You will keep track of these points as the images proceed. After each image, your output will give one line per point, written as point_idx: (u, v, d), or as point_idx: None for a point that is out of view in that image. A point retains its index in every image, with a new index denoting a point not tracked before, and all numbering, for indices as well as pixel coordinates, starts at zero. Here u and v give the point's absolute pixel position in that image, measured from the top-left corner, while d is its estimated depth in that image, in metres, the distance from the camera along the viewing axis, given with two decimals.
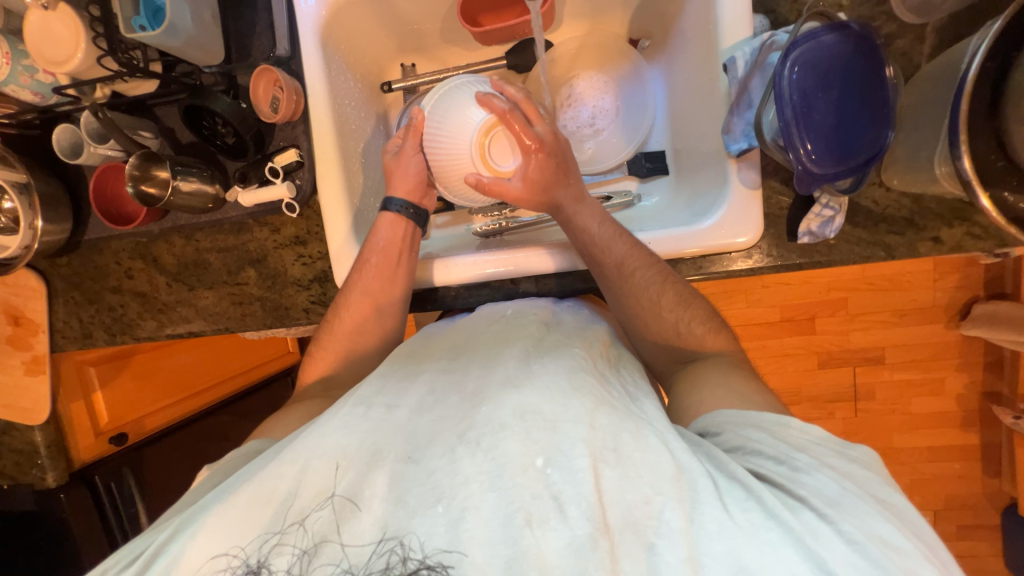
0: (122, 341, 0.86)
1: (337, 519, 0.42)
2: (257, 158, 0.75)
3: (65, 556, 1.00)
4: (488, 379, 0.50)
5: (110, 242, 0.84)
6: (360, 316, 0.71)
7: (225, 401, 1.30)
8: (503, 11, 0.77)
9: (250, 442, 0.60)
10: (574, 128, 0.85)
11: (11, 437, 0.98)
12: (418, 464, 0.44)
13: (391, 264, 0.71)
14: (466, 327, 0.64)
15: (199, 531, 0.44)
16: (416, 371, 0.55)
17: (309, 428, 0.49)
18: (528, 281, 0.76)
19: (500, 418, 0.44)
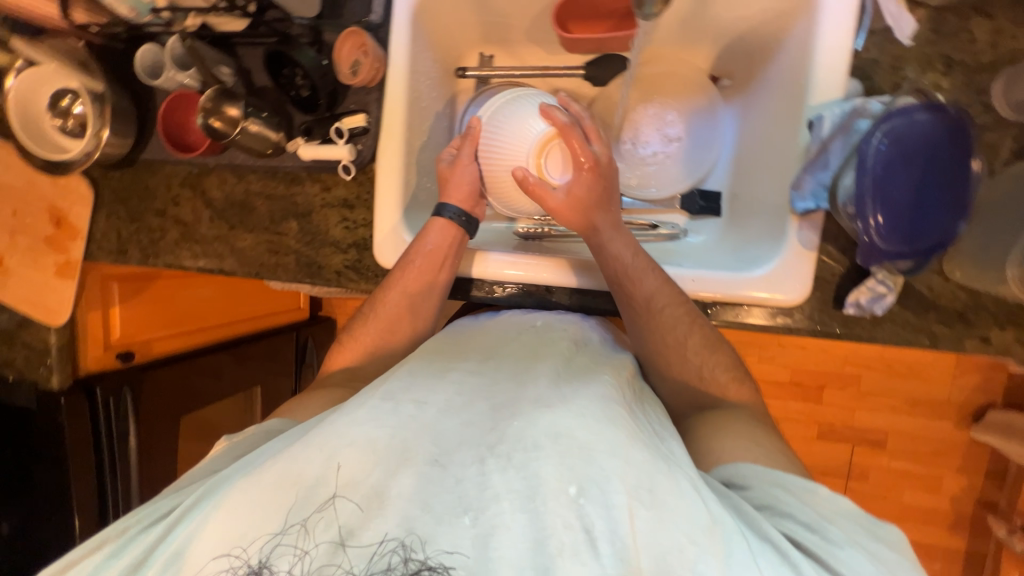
0: (154, 264, 0.87)
1: (347, 520, 0.43)
2: (325, 116, 0.76)
3: (50, 461, 1.01)
4: (522, 394, 0.50)
5: (166, 167, 0.85)
6: (393, 313, 0.72)
7: (224, 343, 1.33)
8: (595, 24, 0.77)
9: (272, 421, 0.63)
10: (635, 155, 0.85)
11: (27, 332, 1.00)
12: (444, 468, 0.44)
13: (432, 268, 0.71)
14: (496, 333, 0.64)
15: (207, 514, 0.45)
16: (449, 365, 0.55)
17: (336, 414, 0.49)
18: (562, 291, 0.74)
19: (533, 437, 0.44)
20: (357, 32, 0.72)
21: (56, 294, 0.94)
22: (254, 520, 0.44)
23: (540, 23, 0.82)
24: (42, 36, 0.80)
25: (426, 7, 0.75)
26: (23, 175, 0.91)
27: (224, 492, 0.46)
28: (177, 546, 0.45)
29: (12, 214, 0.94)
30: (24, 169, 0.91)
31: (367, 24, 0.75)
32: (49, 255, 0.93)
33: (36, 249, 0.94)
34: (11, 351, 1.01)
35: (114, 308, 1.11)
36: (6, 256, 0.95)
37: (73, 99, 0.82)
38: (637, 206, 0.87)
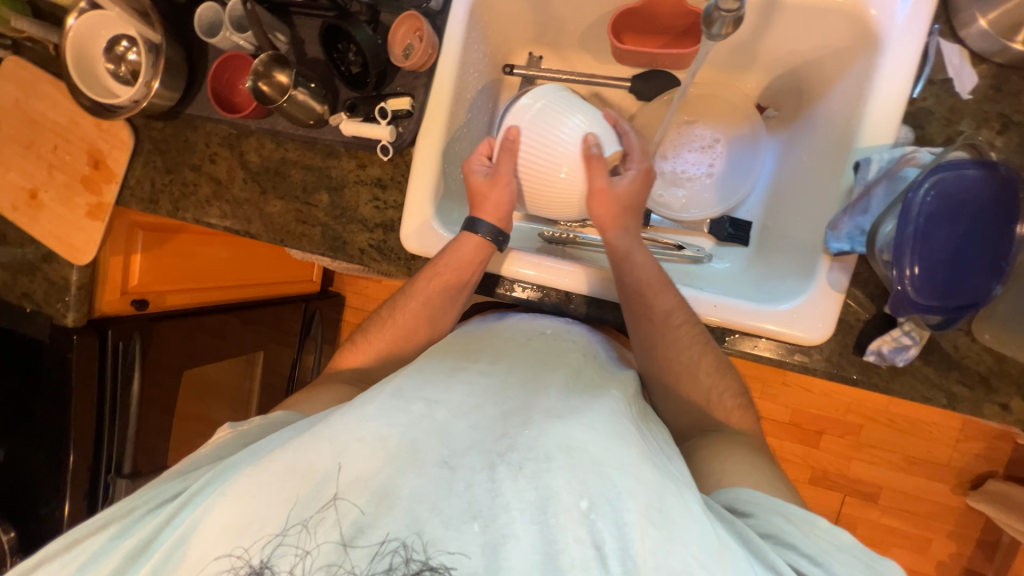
0: (181, 218, 0.88)
1: (351, 519, 0.44)
2: (371, 95, 0.76)
3: (54, 396, 1.02)
4: (533, 404, 0.51)
5: (208, 125, 0.87)
6: (413, 322, 0.72)
7: (231, 305, 1.36)
8: (647, 38, 0.77)
9: (280, 411, 0.65)
10: (675, 170, 0.86)
11: (49, 267, 1.01)
12: (453, 471, 0.45)
13: (458, 284, 0.71)
14: (508, 339, 0.64)
15: (208, 503, 0.47)
16: (457, 367, 0.57)
17: (342, 410, 0.50)
18: (580, 300, 0.74)
19: (545, 447, 0.45)
20: (418, 16, 0.73)
21: (83, 232, 0.96)
22: (254, 514, 0.45)
23: (594, 31, 0.82)
24: None
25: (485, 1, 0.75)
26: (69, 114, 0.93)
27: (226, 483, 0.48)
28: (177, 535, 0.47)
29: (53, 150, 0.95)
30: (70, 107, 0.93)
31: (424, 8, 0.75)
32: (82, 195, 0.95)
33: (71, 187, 0.95)
34: (30, 283, 1.02)
35: (135, 254, 1.12)
36: (41, 190, 0.97)
37: (129, 47, 0.84)
38: (665, 225, 0.85)
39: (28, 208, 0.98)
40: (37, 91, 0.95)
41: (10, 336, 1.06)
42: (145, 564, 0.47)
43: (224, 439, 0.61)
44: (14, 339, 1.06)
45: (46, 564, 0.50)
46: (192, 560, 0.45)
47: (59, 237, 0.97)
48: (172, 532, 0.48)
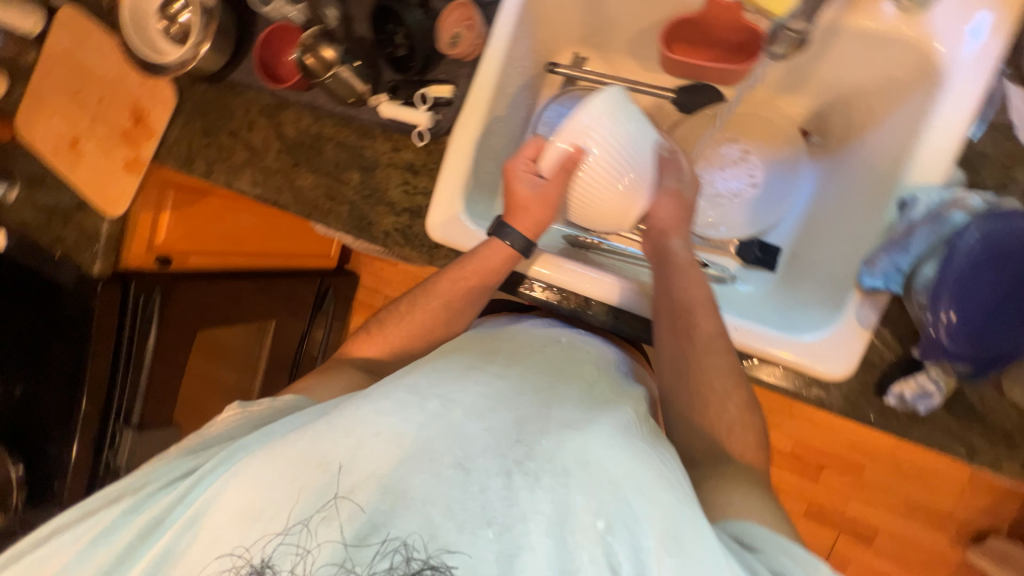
0: (214, 181, 0.90)
1: (358, 514, 0.44)
2: (414, 79, 0.76)
3: (73, 341, 1.05)
4: (549, 414, 0.50)
5: (250, 92, 0.88)
6: (430, 323, 0.72)
7: (251, 273, 1.39)
8: (700, 49, 0.74)
9: (286, 395, 0.65)
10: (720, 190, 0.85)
11: (82, 215, 1.04)
12: (467, 473, 0.45)
13: (478, 289, 0.71)
14: (524, 345, 0.63)
15: (222, 483, 0.49)
16: (471, 367, 0.56)
17: (359, 401, 0.51)
18: (600, 307, 0.73)
19: (562, 461, 0.45)
20: (469, 5, 0.72)
21: (118, 185, 0.98)
22: (266, 502, 0.47)
23: (643, 38, 0.81)
24: None
25: None
26: (117, 67, 0.95)
27: (239, 465, 0.49)
28: (191, 511, 0.49)
29: (99, 101, 0.97)
30: (119, 61, 0.94)
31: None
32: (122, 148, 0.96)
33: (112, 139, 0.97)
34: (61, 228, 1.05)
35: (164, 213, 1.13)
36: (83, 139, 0.99)
37: (183, 8, 0.85)
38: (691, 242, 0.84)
39: (68, 155, 1.00)
40: (89, 42, 0.97)
41: (37, 278, 1.09)
42: (158, 539, 0.50)
43: (232, 419, 0.62)
44: (40, 281, 1.08)
45: (62, 530, 0.53)
46: (201, 544, 0.47)
47: (94, 187, 0.99)
48: (185, 511, 0.50)
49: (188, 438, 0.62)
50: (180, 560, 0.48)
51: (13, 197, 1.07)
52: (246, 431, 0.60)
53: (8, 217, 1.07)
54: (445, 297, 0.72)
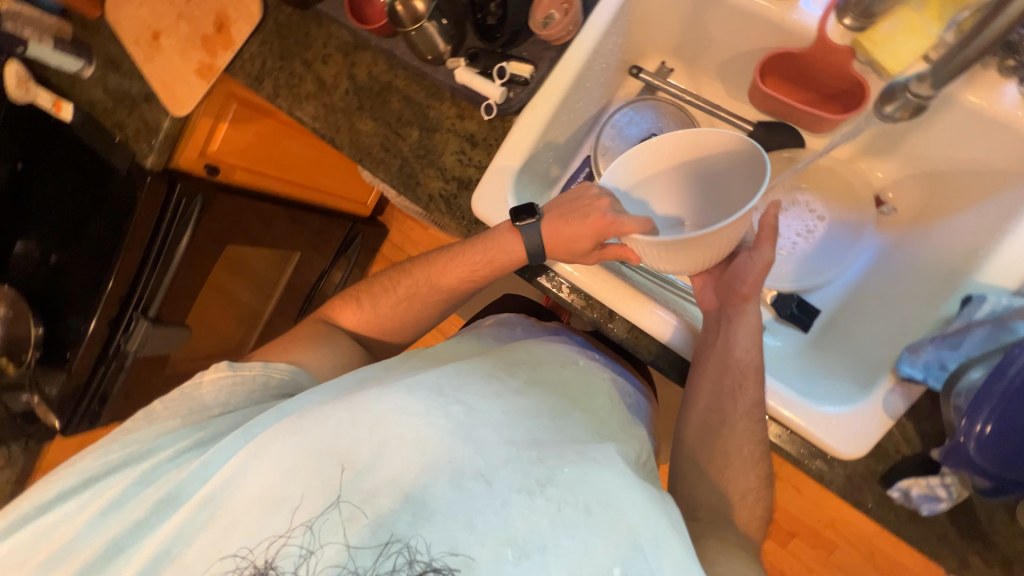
0: (278, 105, 0.90)
1: (374, 512, 0.51)
2: (496, 51, 0.74)
3: (112, 225, 1.09)
4: (563, 441, 0.57)
5: (333, 27, 0.87)
6: (422, 312, 0.83)
7: (285, 201, 1.43)
8: (791, 88, 0.71)
9: (283, 363, 0.72)
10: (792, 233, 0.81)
11: (147, 108, 1.04)
12: (489, 485, 0.52)
13: (467, 287, 0.80)
14: (536, 364, 0.70)
15: (235, 462, 0.55)
16: (492, 376, 0.64)
17: (376, 395, 0.58)
18: (622, 324, 0.71)
19: (582, 497, 0.51)
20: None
21: (188, 87, 0.97)
22: (288, 492, 0.53)
23: (738, 63, 0.77)
24: None
25: None
26: None
27: (255, 447, 0.56)
28: (206, 489, 0.55)
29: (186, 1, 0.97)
30: None
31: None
32: (198, 52, 0.96)
33: (190, 41, 0.97)
34: (126, 115, 1.06)
35: (222, 124, 1.15)
36: (163, 34, 0.99)
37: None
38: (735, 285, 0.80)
39: (147, 47, 1.01)
40: None
41: (90, 158, 1.11)
42: (172, 515, 0.55)
43: (221, 379, 0.68)
44: (93, 162, 1.10)
45: (64, 499, 0.58)
46: (216, 532, 0.53)
47: (162, 84, 0.99)
48: (201, 486, 0.56)
49: (172, 395, 0.67)
50: (187, 547, 0.53)
51: (87, 75, 1.09)
52: (240, 398, 0.68)
53: (79, 93, 1.10)
54: (436, 293, 0.81)
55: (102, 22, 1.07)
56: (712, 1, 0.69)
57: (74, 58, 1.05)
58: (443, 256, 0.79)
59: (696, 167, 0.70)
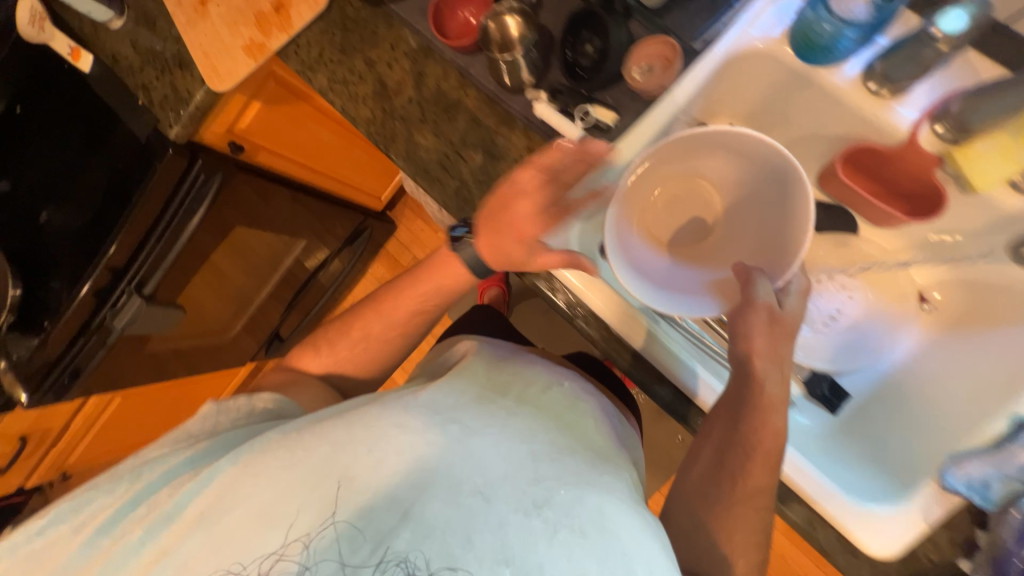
0: (332, 101, 0.86)
1: (374, 527, 0.48)
2: (581, 92, 0.71)
3: (119, 192, 0.99)
4: (564, 463, 0.53)
5: (404, 32, 0.83)
6: (379, 355, 0.78)
7: (303, 186, 1.36)
8: (871, 179, 0.72)
9: (264, 396, 0.67)
10: (822, 310, 0.83)
11: (180, 74, 0.96)
12: (487, 503, 0.48)
13: (424, 315, 0.77)
14: (533, 378, 0.63)
15: (229, 481, 0.52)
16: (486, 396, 0.58)
17: (369, 409, 0.56)
18: (668, 389, 0.75)
19: (578, 516, 0.48)
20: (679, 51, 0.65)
21: (232, 62, 0.90)
22: (280, 510, 0.50)
23: (806, 144, 0.77)
24: None
25: (738, 64, 0.69)
26: None
27: (250, 473, 0.52)
28: (202, 509, 0.51)
29: None
30: None
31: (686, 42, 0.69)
32: (249, 28, 0.90)
33: (242, 14, 0.90)
34: (154, 78, 0.97)
35: (255, 101, 1.08)
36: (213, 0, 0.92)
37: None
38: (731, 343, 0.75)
39: (192, 12, 0.93)
40: None
41: (104, 116, 1.01)
42: (158, 536, 0.52)
43: (206, 411, 0.63)
44: (107, 121, 1.01)
45: (47, 530, 0.55)
46: (207, 547, 0.50)
47: (204, 54, 0.92)
48: (193, 506, 0.52)
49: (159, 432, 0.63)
50: (184, 564, 0.50)
51: (116, 27, 1.00)
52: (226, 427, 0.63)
53: (103, 44, 1.01)
54: (391, 331, 0.77)
55: None
56: (802, 85, 0.69)
57: (106, 8, 0.96)
58: (392, 291, 0.77)
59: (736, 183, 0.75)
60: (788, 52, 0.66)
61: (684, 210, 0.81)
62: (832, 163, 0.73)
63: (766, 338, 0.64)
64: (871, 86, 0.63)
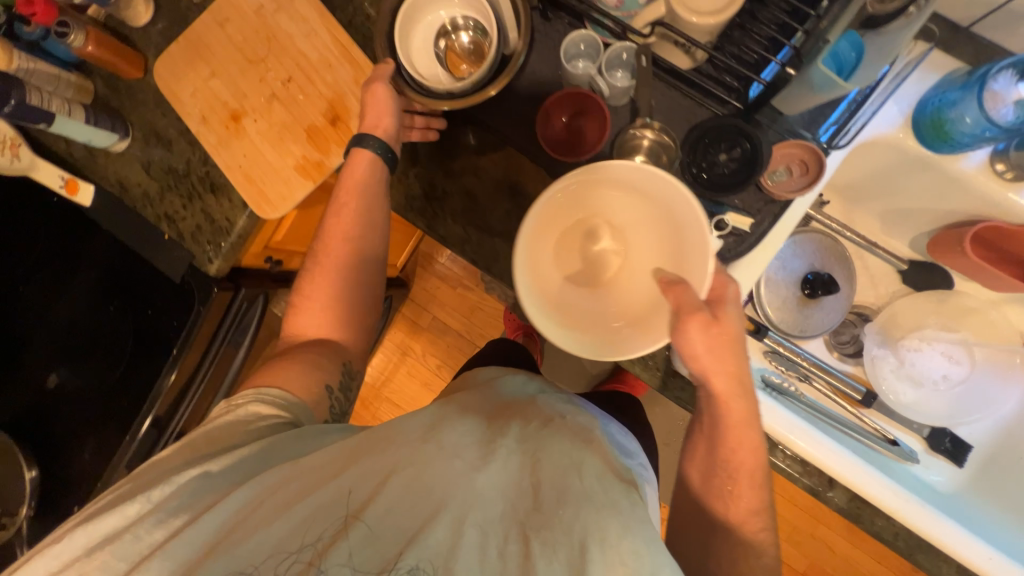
0: (414, 220, 0.77)
1: (374, 557, 0.43)
2: (709, 198, 0.66)
3: (153, 339, 0.85)
4: (567, 487, 0.46)
5: (489, 138, 0.74)
6: (346, 290, 0.72)
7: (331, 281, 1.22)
8: (1002, 258, 0.71)
9: (249, 391, 0.63)
10: (935, 371, 0.84)
11: (213, 201, 0.83)
12: (483, 534, 0.43)
13: (351, 258, 0.72)
14: (537, 409, 0.56)
15: (241, 520, 0.49)
16: (501, 424, 0.53)
17: (388, 436, 0.52)
18: (842, 492, 0.71)
19: (579, 538, 0.42)
20: (823, 159, 0.63)
21: (285, 186, 0.79)
22: (271, 539, 0.46)
23: (907, 213, 0.80)
24: None
25: (860, 151, 0.71)
26: (323, 50, 0.78)
27: (269, 506, 0.49)
28: (220, 538, 0.48)
29: (284, 81, 0.79)
30: (329, 46, 0.77)
31: (825, 143, 0.65)
32: (300, 144, 0.79)
33: (289, 129, 0.79)
34: (180, 206, 0.83)
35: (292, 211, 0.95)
36: (248, 114, 0.80)
37: (466, 25, 0.71)
38: None
39: (222, 130, 0.80)
40: (292, 8, 0.78)
41: (119, 252, 0.86)
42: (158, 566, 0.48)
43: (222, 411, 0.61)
44: (124, 257, 0.86)
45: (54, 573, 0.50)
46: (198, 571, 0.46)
47: (248, 178, 0.80)
48: (208, 538, 0.49)
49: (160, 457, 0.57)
50: None
51: (119, 149, 0.85)
52: (236, 438, 0.58)
53: (103, 171, 0.85)
54: (345, 256, 0.72)
55: (149, 82, 0.85)
56: (920, 167, 0.70)
57: (109, 132, 0.81)
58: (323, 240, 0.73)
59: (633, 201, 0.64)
60: (914, 142, 0.67)
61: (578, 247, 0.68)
62: (959, 243, 0.72)
63: (714, 356, 0.54)
64: (1007, 174, 0.65)
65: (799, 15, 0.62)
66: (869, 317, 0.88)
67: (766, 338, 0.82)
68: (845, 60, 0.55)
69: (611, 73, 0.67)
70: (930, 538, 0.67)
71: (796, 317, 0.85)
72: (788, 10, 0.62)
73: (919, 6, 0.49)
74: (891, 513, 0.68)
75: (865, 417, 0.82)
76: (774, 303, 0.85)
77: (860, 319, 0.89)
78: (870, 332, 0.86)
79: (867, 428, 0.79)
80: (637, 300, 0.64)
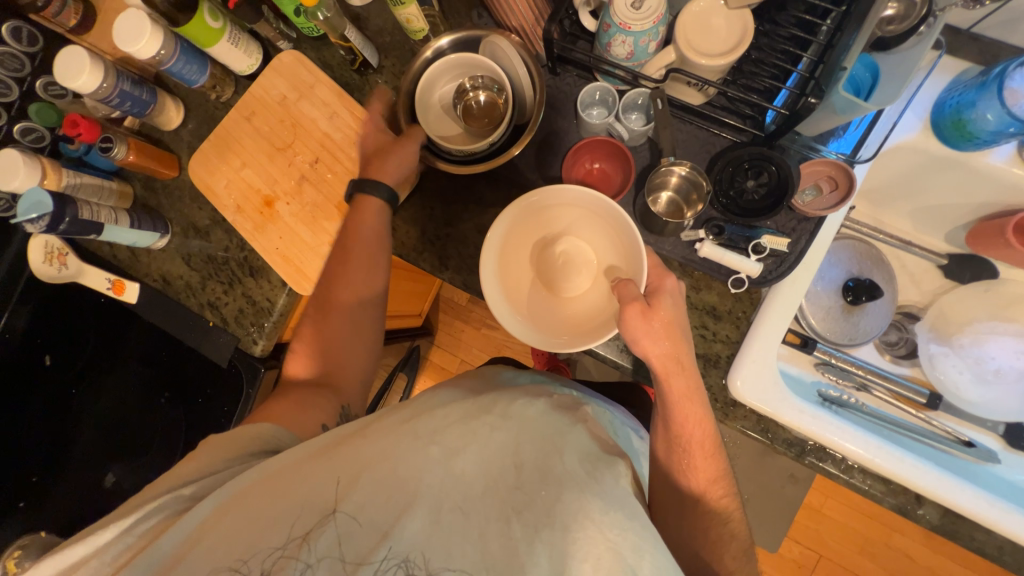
0: (446, 277, 0.77)
1: (357, 547, 0.41)
2: (743, 225, 0.67)
3: (211, 420, 0.88)
4: (549, 468, 0.46)
5: (515, 191, 0.75)
6: (353, 334, 0.70)
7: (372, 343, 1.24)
8: None
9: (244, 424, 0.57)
10: (997, 365, 0.81)
11: (254, 282, 0.85)
12: (466, 516, 0.42)
13: (357, 300, 0.71)
14: (517, 392, 0.55)
15: (207, 529, 0.44)
16: (478, 407, 0.50)
17: (361, 434, 0.49)
18: (933, 509, 0.68)
19: (563, 516, 0.42)
20: (850, 171, 0.64)
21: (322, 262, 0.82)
22: (247, 536, 0.42)
23: (938, 210, 0.80)
24: (472, 39, 0.72)
25: (886, 158, 0.73)
26: (346, 129, 0.82)
27: (237, 511, 0.44)
28: (182, 552, 0.43)
29: (312, 163, 0.82)
30: (352, 126, 0.81)
31: (850, 157, 0.66)
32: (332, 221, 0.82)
33: (321, 208, 0.82)
34: (222, 292, 0.86)
35: None
36: (281, 199, 0.83)
37: (482, 84, 0.73)
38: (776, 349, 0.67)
39: (257, 216, 0.84)
40: (313, 94, 0.82)
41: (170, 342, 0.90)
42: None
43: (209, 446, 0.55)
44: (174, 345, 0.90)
45: None
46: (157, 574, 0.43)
47: (289, 258, 0.82)
48: (175, 546, 0.44)
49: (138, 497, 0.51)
50: None
51: (159, 246, 0.88)
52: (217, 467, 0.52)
53: (146, 267, 0.88)
54: (348, 300, 0.71)
55: (182, 179, 0.89)
56: (945, 165, 0.71)
57: (150, 232, 0.84)
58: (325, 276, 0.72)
59: (577, 212, 0.66)
60: (936, 143, 0.69)
61: (533, 256, 0.69)
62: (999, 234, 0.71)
63: (650, 338, 0.56)
64: None
65: (803, 41, 0.65)
66: (916, 316, 0.87)
67: (816, 351, 0.81)
68: (862, 81, 0.62)
69: (626, 117, 0.71)
70: (1007, 533, 0.64)
71: (844, 327, 0.83)
72: (791, 38, 0.65)
73: (928, 25, 0.54)
74: (931, 493, 0.64)
75: (934, 420, 0.78)
76: (820, 313, 0.84)
77: (907, 320, 0.88)
78: (921, 331, 0.85)
79: (940, 432, 0.76)
80: (603, 291, 0.66)
